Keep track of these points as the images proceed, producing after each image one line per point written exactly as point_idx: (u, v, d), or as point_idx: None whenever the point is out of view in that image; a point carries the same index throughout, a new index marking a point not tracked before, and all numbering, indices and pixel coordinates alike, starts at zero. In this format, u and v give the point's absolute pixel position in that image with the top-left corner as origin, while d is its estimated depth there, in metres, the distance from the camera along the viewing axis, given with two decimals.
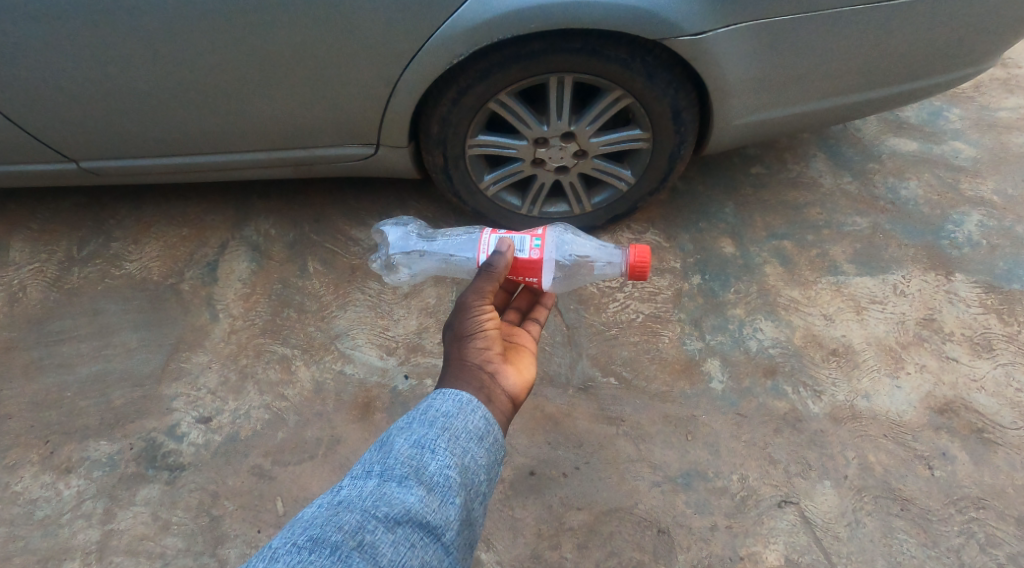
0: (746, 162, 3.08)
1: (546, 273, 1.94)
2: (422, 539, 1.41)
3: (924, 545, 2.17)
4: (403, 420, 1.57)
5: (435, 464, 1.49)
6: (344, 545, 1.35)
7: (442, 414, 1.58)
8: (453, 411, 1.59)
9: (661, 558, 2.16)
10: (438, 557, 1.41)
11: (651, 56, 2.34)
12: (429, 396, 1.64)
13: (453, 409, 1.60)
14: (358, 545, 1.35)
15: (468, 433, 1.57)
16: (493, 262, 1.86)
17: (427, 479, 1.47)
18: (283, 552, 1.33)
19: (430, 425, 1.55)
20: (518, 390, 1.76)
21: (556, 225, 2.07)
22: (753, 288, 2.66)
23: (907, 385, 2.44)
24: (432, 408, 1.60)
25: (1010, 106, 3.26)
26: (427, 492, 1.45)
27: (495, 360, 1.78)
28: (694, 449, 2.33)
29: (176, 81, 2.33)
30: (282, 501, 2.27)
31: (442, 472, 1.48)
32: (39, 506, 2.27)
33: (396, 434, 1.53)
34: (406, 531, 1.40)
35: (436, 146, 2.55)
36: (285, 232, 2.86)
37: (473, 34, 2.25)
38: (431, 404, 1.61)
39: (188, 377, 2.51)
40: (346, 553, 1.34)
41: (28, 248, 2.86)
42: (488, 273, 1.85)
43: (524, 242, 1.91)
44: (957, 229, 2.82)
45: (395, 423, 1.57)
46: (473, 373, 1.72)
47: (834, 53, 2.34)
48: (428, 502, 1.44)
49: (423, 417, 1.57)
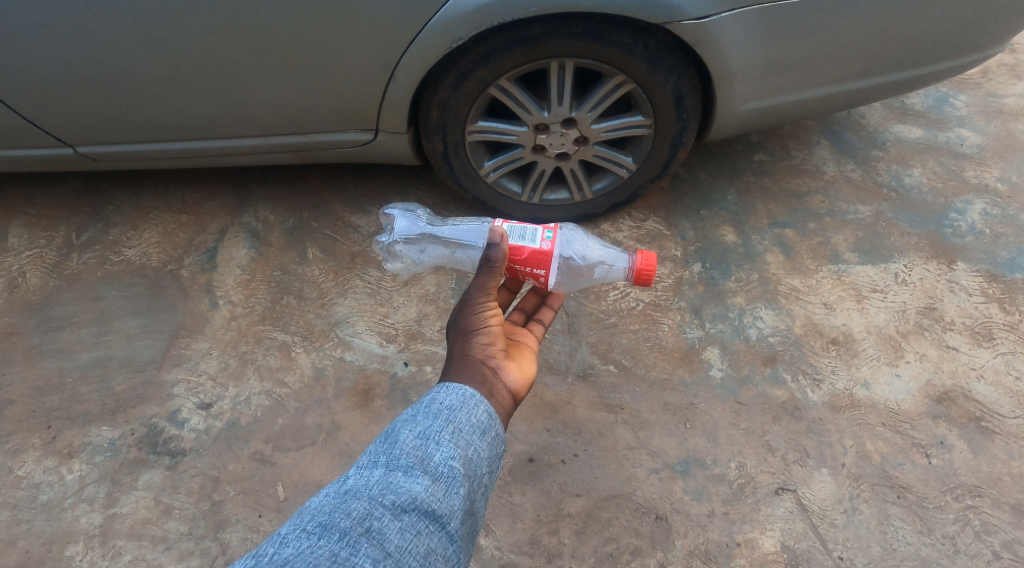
0: (749, 148, 3.05)
1: (553, 268, 1.91)
2: (428, 527, 1.42)
3: (919, 532, 2.18)
4: (408, 411, 1.57)
5: (440, 455, 1.50)
6: (352, 531, 1.37)
7: (447, 407, 1.59)
8: (458, 405, 1.60)
9: (658, 545, 2.17)
10: (444, 545, 1.43)
11: (654, 40, 2.30)
12: (433, 390, 1.64)
13: (457, 402, 1.60)
14: (366, 531, 1.37)
15: (472, 427, 1.57)
16: (492, 255, 1.79)
17: (432, 469, 1.48)
18: (292, 537, 1.36)
19: (434, 418, 1.56)
20: (520, 386, 1.77)
21: (568, 225, 2.07)
22: (754, 276, 2.66)
23: (906, 374, 2.45)
24: (437, 401, 1.60)
25: (1018, 92, 3.22)
26: (432, 482, 1.46)
27: (497, 356, 1.78)
28: (692, 436, 2.34)
29: (171, 66, 2.30)
30: (283, 486, 2.28)
31: (446, 462, 1.49)
32: (43, 490, 2.29)
33: (402, 425, 1.54)
34: (412, 519, 1.41)
35: (435, 132, 2.53)
36: (284, 218, 2.85)
37: (474, 18, 2.22)
38: (436, 397, 1.62)
39: (189, 363, 2.52)
40: (354, 538, 1.36)
41: (27, 234, 2.85)
42: (490, 267, 1.80)
43: (535, 233, 1.89)
44: (961, 217, 2.80)
45: (401, 414, 1.57)
46: (476, 368, 1.72)
47: (840, 38, 2.30)
48: (433, 492, 1.45)
49: (428, 410, 1.58)
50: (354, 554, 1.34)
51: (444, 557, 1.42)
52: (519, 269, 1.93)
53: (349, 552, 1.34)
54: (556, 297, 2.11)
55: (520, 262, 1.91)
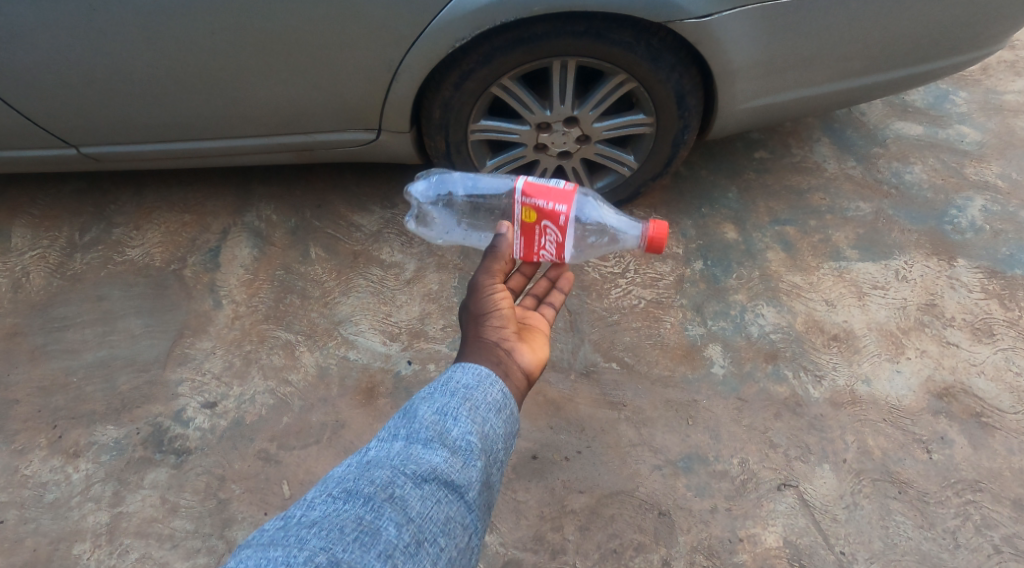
0: (750, 146, 3.07)
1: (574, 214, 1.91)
2: (447, 496, 1.42)
3: (920, 527, 2.19)
4: (426, 389, 1.57)
5: (458, 429, 1.50)
6: (375, 497, 1.38)
7: (464, 385, 1.58)
8: (474, 383, 1.59)
9: (661, 540, 2.18)
10: (462, 514, 1.43)
11: (656, 39, 2.31)
12: (449, 369, 1.64)
13: (474, 381, 1.59)
14: (389, 497, 1.39)
15: (488, 405, 1.56)
16: (498, 244, 1.93)
17: (450, 443, 1.48)
18: (318, 501, 1.38)
19: (452, 395, 1.55)
20: (534, 366, 1.75)
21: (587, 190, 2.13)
22: (755, 274, 2.67)
23: (907, 370, 2.46)
24: (453, 379, 1.60)
25: (1018, 88, 3.23)
26: (450, 454, 1.47)
27: (510, 338, 1.77)
28: (694, 433, 2.35)
29: (175, 66, 2.31)
30: (288, 485, 2.29)
31: (464, 437, 1.49)
32: (49, 489, 2.30)
33: (420, 401, 1.55)
34: (433, 487, 1.42)
35: (438, 131, 2.53)
36: (287, 218, 2.87)
37: (476, 18, 2.22)
38: (453, 375, 1.61)
39: (193, 362, 2.53)
40: (378, 503, 1.38)
41: (30, 234, 2.86)
42: (494, 253, 1.91)
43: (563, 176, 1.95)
44: (961, 214, 2.81)
45: (419, 391, 1.57)
46: (490, 350, 1.71)
47: (840, 36, 2.31)
48: (452, 464, 1.46)
49: (445, 387, 1.57)
50: (378, 518, 1.36)
51: (463, 527, 1.42)
52: (538, 212, 1.91)
53: (373, 516, 1.36)
54: (565, 281, 2.15)
55: (543, 198, 1.90)
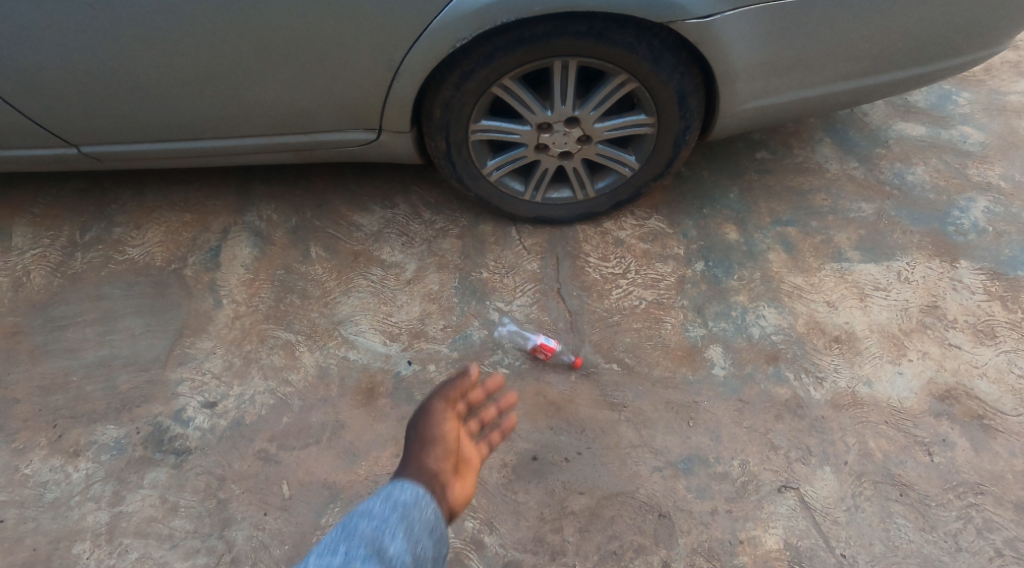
0: (751, 147, 3.07)
1: None
2: None
3: (921, 530, 2.17)
4: (365, 503, 1.59)
5: (395, 546, 1.50)
6: None
7: (402, 502, 1.60)
8: (411, 501, 1.61)
9: (662, 542, 2.16)
10: None
11: (657, 39, 2.30)
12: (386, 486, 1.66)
13: (411, 499, 1.61)
14: None
15: (422, 525, 1.57)
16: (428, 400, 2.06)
17: (387, 559, 1.48)
18: None
19: (391, 512, 1.57)
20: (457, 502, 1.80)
21: None
22: (756, 275, 2.67)
23: (908, 372, 2.45)
24: (393, 496, 1.61)
25: (1021, 89, 3.22)
26: None
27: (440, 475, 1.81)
28: (695, 434, 2.34)
29: (176, 66, 2.30)
30: (288, 485, 2.28)
31: (400, 555, 1.49)
32: (49, 488, 2.29)
33: (359, 517, 1.55)
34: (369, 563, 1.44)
35: (438, 131, 2.53)
36: (288, 218, 2.88)
37: (477, 17, 2.22)
38: (391, 492, 1.63)
39: (193, 362, 2.53)
40: None
41: (31, 233, 2.86)
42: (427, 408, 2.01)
43: None
44: (963, 215, 2.80)
45: (357, 506, 1.59)
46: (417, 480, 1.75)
47: (843, 37, 2.31)
48: None
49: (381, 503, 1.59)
50: None
51: None
52: None
53: None
54: (508, 397, 2.30)
55: None
